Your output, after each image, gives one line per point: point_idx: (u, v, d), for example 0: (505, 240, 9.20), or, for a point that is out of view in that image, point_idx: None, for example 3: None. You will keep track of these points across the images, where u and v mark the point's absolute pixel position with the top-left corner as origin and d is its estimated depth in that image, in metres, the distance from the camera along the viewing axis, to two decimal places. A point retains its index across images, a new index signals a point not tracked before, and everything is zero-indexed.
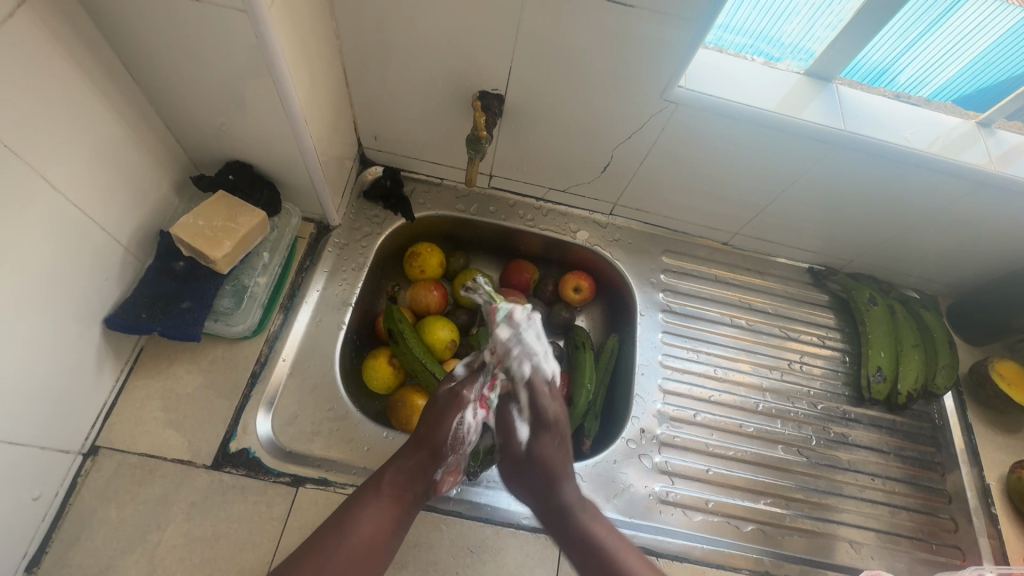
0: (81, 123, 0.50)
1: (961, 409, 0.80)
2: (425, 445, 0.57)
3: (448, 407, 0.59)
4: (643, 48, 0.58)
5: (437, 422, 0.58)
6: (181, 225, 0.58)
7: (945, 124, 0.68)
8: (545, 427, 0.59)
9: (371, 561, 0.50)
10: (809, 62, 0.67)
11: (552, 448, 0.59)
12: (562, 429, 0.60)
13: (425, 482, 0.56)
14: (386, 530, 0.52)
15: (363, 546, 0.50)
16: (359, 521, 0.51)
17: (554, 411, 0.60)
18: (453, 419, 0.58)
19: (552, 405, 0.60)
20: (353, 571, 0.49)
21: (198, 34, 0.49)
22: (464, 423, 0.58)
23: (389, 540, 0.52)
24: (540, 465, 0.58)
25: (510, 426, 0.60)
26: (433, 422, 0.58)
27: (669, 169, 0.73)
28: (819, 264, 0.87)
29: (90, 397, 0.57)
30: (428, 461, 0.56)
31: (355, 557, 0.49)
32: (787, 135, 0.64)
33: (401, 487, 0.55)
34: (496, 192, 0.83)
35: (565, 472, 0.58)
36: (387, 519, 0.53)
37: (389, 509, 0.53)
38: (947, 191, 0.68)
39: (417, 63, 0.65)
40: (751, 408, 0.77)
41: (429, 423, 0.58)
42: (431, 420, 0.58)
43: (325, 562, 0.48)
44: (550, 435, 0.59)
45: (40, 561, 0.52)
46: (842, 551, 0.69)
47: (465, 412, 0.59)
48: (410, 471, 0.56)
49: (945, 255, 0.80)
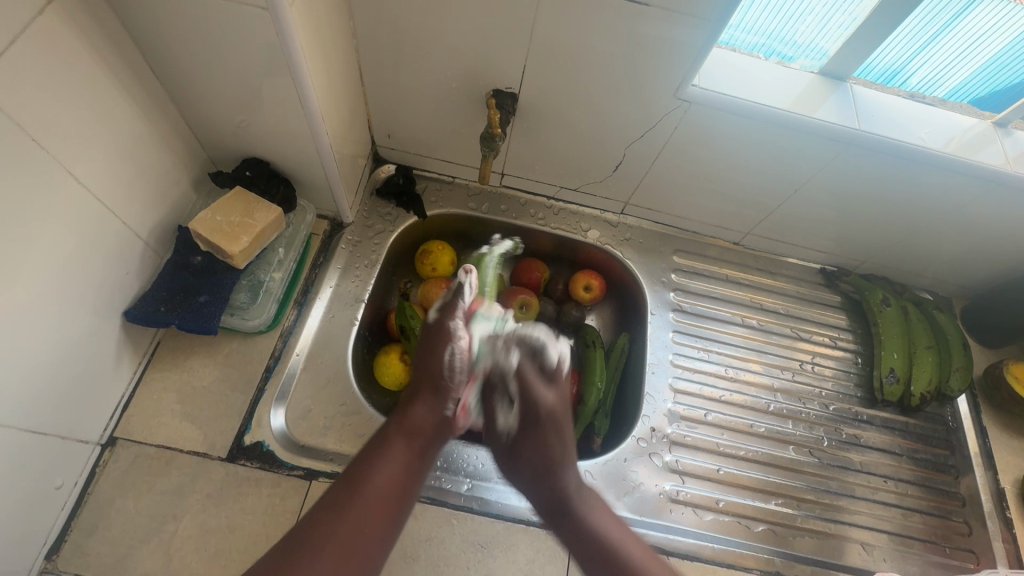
0: (102, 118, 0.51)
1: (975, 412, 0.79)
2: (426, 389, 0.53)
3: (436, 343, 0.56)
4: (657, 47, 0.58)
5: (430, 360, 0.55)
6: (200, 220, 0.59)
7: (961, 124, 0.68)
8: (536, 426, 0.52)
9: (388, 509, 0.44)
10: (823, 61, 0.67)
11: (523, 442, 0.53)
12: (552, 437, 0.52)
13: (434, 417, 0.52)
14: (409, 472, 0.47)
15: (387, 492, 0.45)
16: (377, 470, 0.46)
17: (553, 447, 0.52)
18: (443, 352, 0.55)
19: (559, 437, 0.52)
20: (383, 516, 0.43)
21: (219, 32, 0.49)
22: (457, 354, 0.55)
23: (408, 487, 0.46)
24: (537, 437, 0.52)
25: (491, 411, 0.55)
26: (426, 357, 0.55)
27: (682, 168, 0.73)
28: (831, 265, 0.87)
29: (109, 389, 0.58)
30: (429, 397, 0.53)
31: (382, 503, 0.44)
32: (800, 135, 0.64)
33: (411, 427, 0.50)
34: (507, 190, 0.83)
35: (562, 428, 0.53)
36: (402, 467, 0.47)
37: (402, 450, 0.48)
38: (962, 191, 0.68)
39: (432, 62, 0.65)
40: (762, 408, 0.76)
41: (422, 363, 0.55)
42: (424, 361, 0.55)
43: (341, 515, 0.42)
44: (545, 430, 0.52)
45: (59, 549, 0.53)
46: (854, 553, 0.69)
47: (455, 340, 0.56)
48: (412, 414, 0.51)
49: (960, 257, 0.79)
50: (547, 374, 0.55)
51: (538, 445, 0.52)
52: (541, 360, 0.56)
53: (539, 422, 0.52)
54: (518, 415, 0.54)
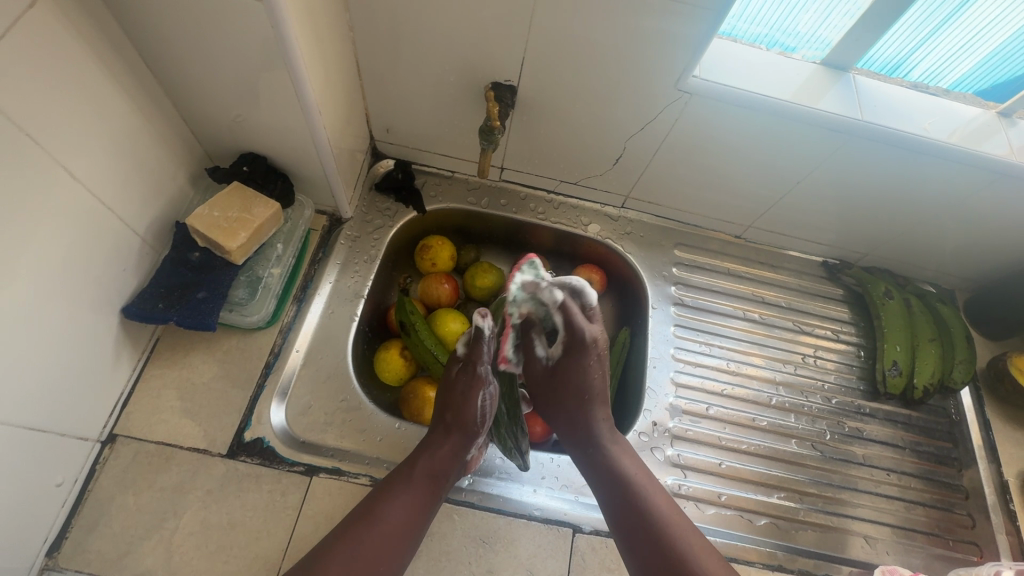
0: (98, 113, 0.50)
1: (979, 405, 0.78)
2: (453, 428, 0.57)
3: (469, 387, 0.59)
4: (657, 38, 0.57)
5: (460, 401, 0.58)
6: (197, 215, 0.59)
7: (965, 114, 0.67)
8: (580, 394, 0.60)
9: (405, 539, 0.51)
10: (826, 52, 0.66)
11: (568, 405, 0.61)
12: (595, 393, 0.60)
13: (454, 459, 0.56)
14: (419, 510, 0.52)
15: (397, 528, 0.50)
16: (390, 504, 0.51)
17: (594, 377, 0.60)
18: (473, 395, 0.59)
19: (598, 368, 0.60)
20: (393, 549, 0.49)
21: (214, 25, 0.49)
22: (487, 400, 0.60)
23: (422, 519, 0.52)
24: (580, 392, 0.60)
25: (529, 348, 0.62)
26: (456, 403, 0.58)
27: (683, 161, 0.73)
28: (833, 258, 0.86)
29: (108, 386, 0.57)
30: (456, 439, 0.57)
31: (392, 537, 0.50)
32: (802, 126, 0.63)
33: (433, 466, 0.55)
34: (507, 184, 0.83)
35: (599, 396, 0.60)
36: (420, 503, 0.53)
37: (421, 490, 0.53)
38: (966, 182, 0.67)
39: (430, 55, 0.64)
40: (764, 402, 0.76)
41: (452, 405, 0.58)
42: (450, 400, 0.59)
43: (360, 541, 0.48)
44: (589, 356, 0.59)
45: (60, 546, 0.53)
46: (856, 546, 0.68)
47: (485, 387, 0.59)
48: (433, 454, 0.56)
49: (963, 249, 0.78)
50: (588, 312, 0.61)
51: (584, 416, 0.60)
52: (583, 300, 0.60)
53: (583, 347, 0.59)
54: (560, 347, 0.61)
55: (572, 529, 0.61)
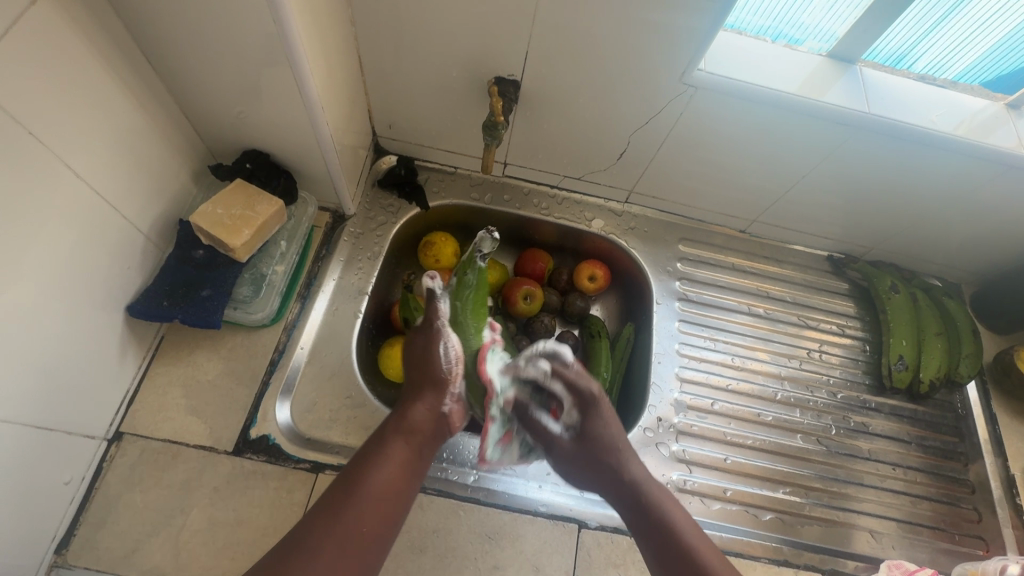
0: (100, 111, 0.50)
1: (985, 399, 0.78)
2: (423, 386, 0.56)
3: (426, 342, 0.59)
4: (662, 31, 0.56)
5: (425, 356, 0.58)
6: (200, 213, 0.58)
7: (972, 106, 0.66)
8: (607, 447, 0.57)
9: (392, 499, 0.48)
10: (831, 44, 0.66)
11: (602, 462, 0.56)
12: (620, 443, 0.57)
13: (432, 415, 0.55)
14: (403, 469, 0.50)
15: (383, 490, 0.48)
16: (374, 468, 0.49)
17: (609, 429, 0.58)
18: (437, 349, 0.58)
19: (613, 420, 0.59)
20: (380, 513, 0.47)
21: (216, 22, 0.48)
22: (450, 349, 0.58)
23: (408, 478, 0.50)
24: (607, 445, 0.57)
25: (542, 428, 0.59)
26: (420, 360, 0.58)
27: (687, 155, 0.72)
28: (838, 252, 0.86)
29: (114, 384, 0.58)
30: (428, 393, 0.56)
31: (378, 502, 0.47)
32: (809, 119, 0.63)
33: (409, 428, 0.53)
34: (510, 180, 0.83)
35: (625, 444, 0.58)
36: (402, 463, 0.50)
37: (402, 449, 0.51)
38: (974, 175, 0.66)
39: (433, 50, 0.64)
40: (769, 397, 0.76)
41: (416, 366, 0.58)
42: (417, 360, 0.58)
43: (344, 511, 0.45)
44: (600, 408, 0.58)
45: (68, 543, 0.53)
46: (862, 541, 0.68)
47: (445, 338, 0.59)
48: (410, 412, 0.54)
49: (970, 242, 0.78)
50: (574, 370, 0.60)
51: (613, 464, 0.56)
52: (563, 360, 0.60)
53: (593, 402, 0.58)
54: (573, 415, 0.59)
55: (577, 525, 0.61)
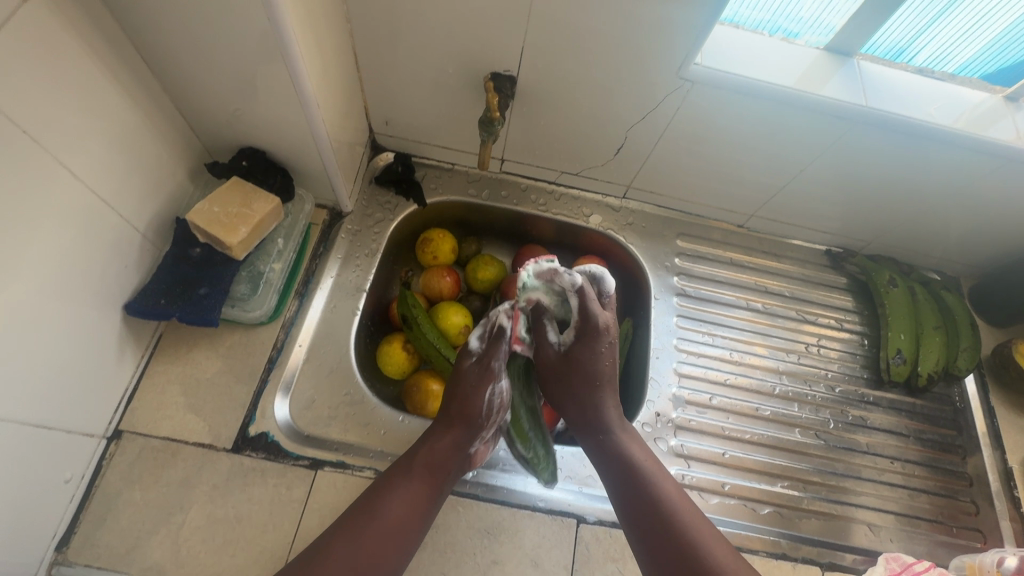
0: (95, 109, 0.50)
1: (983, 392, 0.78)
2: (457, 420, 0.57)
3: (476, 378, 0.59)
4: (658, 25, 0.56)
5: (470, 394, 0.58)
6: (197, 211, 0.58)
7: (970, 99, 0.66)
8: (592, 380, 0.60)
9: (406, 533, 0.51)
10: (829, 37, 0.65)
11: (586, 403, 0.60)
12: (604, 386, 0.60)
13: (459, 453, 0.57)
14: (422, 504, 0.53)
15: (401, 518, 0.51)
16: (394, 495, 0.52)
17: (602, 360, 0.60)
18: (484, 390, 0.59)
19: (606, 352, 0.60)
20: (393, 544, 0.50)
21: (210, 19, 0.48)
22: (495, 395, 0.59)
23: (424, 514, 0.53)
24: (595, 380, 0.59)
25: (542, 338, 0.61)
26: (464, 395, 0.58)
27: (685, 150, 0.72)
28: (837, 247, 0.86)
29: (112, 382, 0.58)
30: (461, 432, 0.57)
31: (393, 528, 0.50)
32: (806, 113, 0.63)
33: (435, 460, 0.55)
34: (508, 176, 0.82)
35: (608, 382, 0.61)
36: (420, 497, 0.53)
37: (421, 484, 0.53)
38: (972, 168, 0.66)
39: (429, 46, 0.64)
40: (767, 391, 0.76)
41: (459, 399, 0.58)
42: (461, 395, 0.58)
43: (359, 533, 0.49)
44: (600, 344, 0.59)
45: (69, 541, 0.53)
46: (860, 534, 0.69)
47: (496, 382, 0.59)
48: (441, 448, 0.56)
49: (969, 235, 0.78)
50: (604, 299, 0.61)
51: (595, 404, 0.60)
52: (599, 286, 0.60)
53: (595, 334, 0.59)
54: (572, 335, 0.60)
55: (576, 519, 0.61)
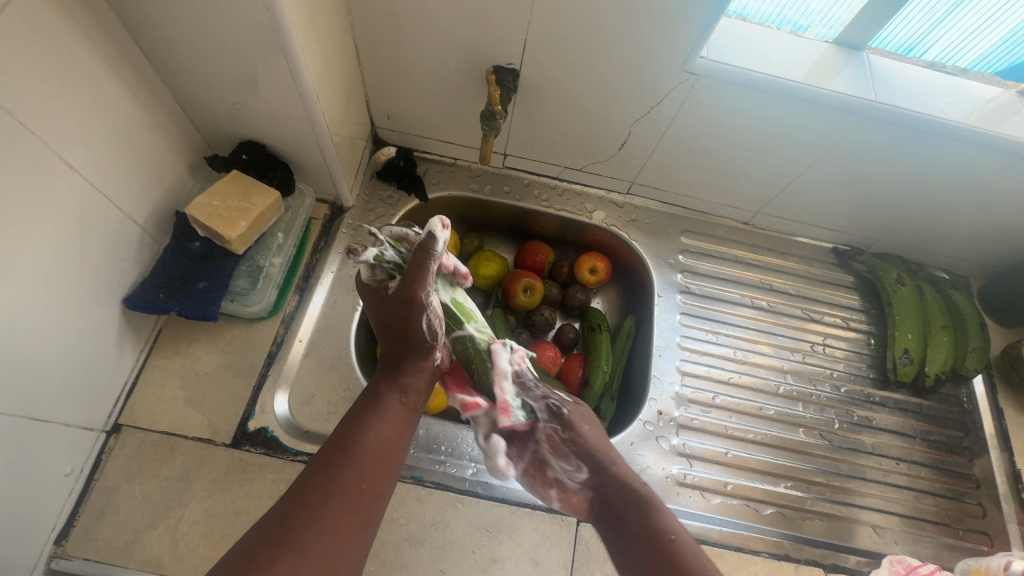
0: (95, 102, 0.49)
1: (992, 393, 0.77)
2: (403, 349, 0.52)
3: (405, 309, 0.52)
4: (664, 17, 0.55)
5: (401, 321, 0.52)
6: (196, 205, 0.58)
7: (983, 94, 0.65)
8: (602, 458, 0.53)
9: (392, 459, 0.46)
10: (838, 30, 0.64)
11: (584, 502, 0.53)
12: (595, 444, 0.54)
13: (421, 376, 0.52)
14: (401, 428, 0.48)
15: (384, 445, 0.46)
16: (371, 428, 0.46)
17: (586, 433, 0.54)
18: (419, 318, 0.52)
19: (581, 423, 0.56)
20: (377, 471, 0.44)
21: (209, 10, 0.48)
22: (432, 318, 0.52)
23: (404, 436, 0.48)
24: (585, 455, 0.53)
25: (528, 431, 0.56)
26: (398, 324, 0.52)
27: (690, 146, 0.71)
28: (844, 244, 0.85)
29: (112, 376, 0.58)
30: (411, 353, 0.52)
31: (379, 457, 0.45)
32: (814, 107, 0.61)
33: (401, 387, 0.50)
34: (510, 171, 0.82)
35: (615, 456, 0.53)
36: (397, 422, 0.48)
37: (395, 410, 0.48)
38: (984, 164, 0.65)
39: (431, 39, 0.63)
40: (771, 391, 0.75)
41: (392, 328, 0.53)
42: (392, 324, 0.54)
43: (340, 474, 0.42)
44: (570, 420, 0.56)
45: (68, 534, 0.53)
46: (863, 535, 0.68)
47: (428, 308, 0.52)
48: (400, 374, 0.51)
49: (978, 234, 0.76)
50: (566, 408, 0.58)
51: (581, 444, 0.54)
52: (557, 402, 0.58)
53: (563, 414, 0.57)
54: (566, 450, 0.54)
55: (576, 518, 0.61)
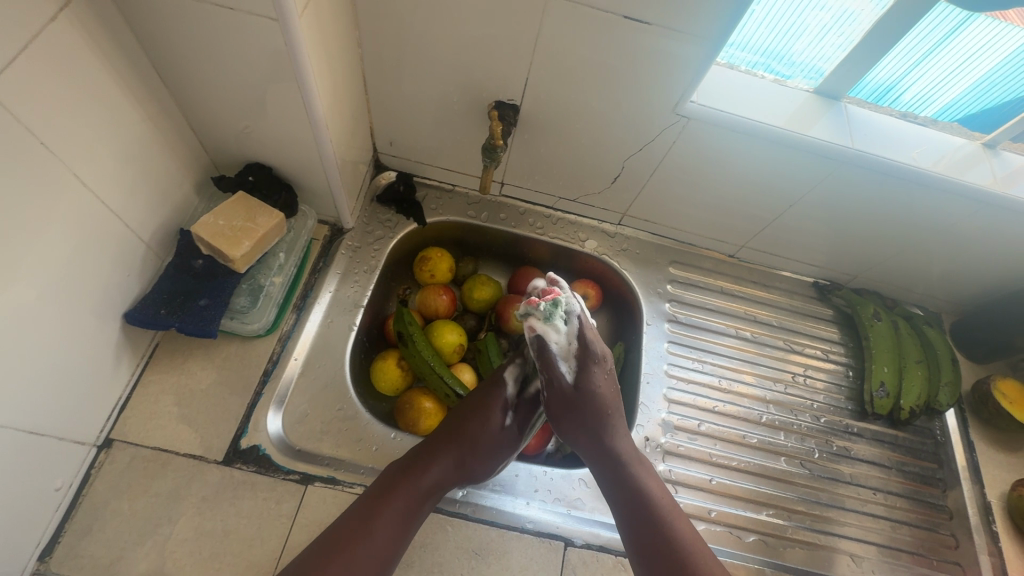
0: (110, 121, 0.51)
1: (963, 426, 0.80)
2: (460, 445, 0.60)
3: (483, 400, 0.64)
4: (657, 63, 0.59)
5: (477, 426, 0.61)
6: (202, 223, 0.59)
7: (951, 144, 0.69)
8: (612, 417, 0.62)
9: (390, 554, 0.52)
10: (819, 80, 0.69)
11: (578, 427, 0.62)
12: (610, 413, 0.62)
13: (452, 473, 0.59)
14: (411, 520, 0.55)
15: (392, 536, 0.53)
16: (390, 513, 0.53)
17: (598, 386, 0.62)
18: (492, 420, 0.62)
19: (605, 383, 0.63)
20: (377, 561, 0.51)
21: (228, 40, 0.50)
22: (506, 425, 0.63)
23: (408, 532, 0.55)
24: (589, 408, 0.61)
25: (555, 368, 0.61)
26: (475, 418, 0.62)
27: (679, 181, 0.74)
28: (824, 279, 0.88)
29: (107, 390, 0.58)
30: (465, 455, 0.60)
31: (383, 547, 0.52)
32: (796, 152, 0.65)
33: (429, 481, 0.57)
34: (507, 199, 0.84)
35: (614, 411, 0.63)
36: (409, 516, 0.55)
37: (415, 502, 0.55)
38: (951, 209, 0.69)
39: (437, 72, 0.66)
40: (754, 419, 0.77)
41: (472, 423, 0.61)
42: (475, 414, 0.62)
43: (346, 557, 0.49)
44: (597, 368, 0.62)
45: (52, 551, 0.52)
46: (842, 564, 0.69)
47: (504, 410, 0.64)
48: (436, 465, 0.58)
49: (949, 273, 0.81)
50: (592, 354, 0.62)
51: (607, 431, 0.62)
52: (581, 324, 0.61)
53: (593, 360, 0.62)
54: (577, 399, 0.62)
55: (563, 542, 0.62)
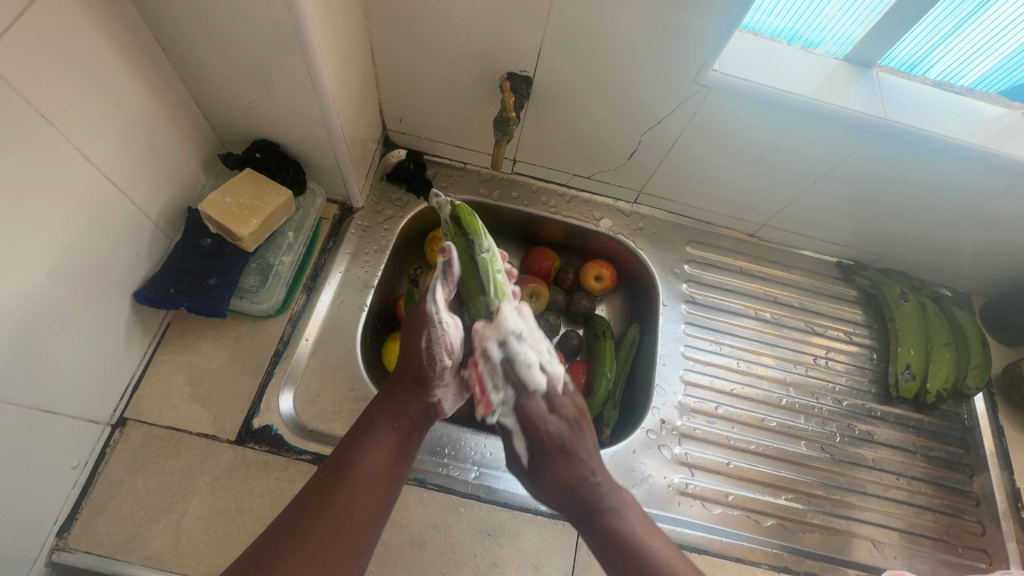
0: (114, 97, 0.50)
1: (992, 411, 0.77)
2: (409, 374, 0.55)
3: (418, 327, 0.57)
4: (679, 30, 0.56)
5: (412, 345, 0.56)
6: (209, 201, 0.59)
7: (990, 113, 0.65)
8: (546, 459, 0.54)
9: (381, 490, 0.49)
10: (848, 47, 0.65)
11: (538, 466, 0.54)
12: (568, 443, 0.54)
13: (418, 405, 0.55)
14: (392, 460, 0.51)
15: (372, 477, 0.49)
16: (360, 457, 0.49)
17: (555, 429, 0.54)
18: (423, 337, 0.56)
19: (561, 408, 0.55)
20: (366, 503, 0.47)
21: (231, 11, 0.48)
22: (438, 340, 0.55)
23: (396, 467, 0.51)
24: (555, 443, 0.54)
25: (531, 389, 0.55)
26: (409, 347, 0.56)
27: (699, 157, 0.71)
28: (847, 259, 0.85)
29: (119, 370, 0.58)
30: (415, 383, 0.55)
31: (368, 490, 0.48)
32: (823, 123, 0.62)
33: (397, 416, 0.53)
34: (519, 177, 0.82)
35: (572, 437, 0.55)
36: (389, 452, 0.51)
37: (390, 439, 0.51)
38: (988, 183, 0.66)
39: (447, 44, 0.64)
40: (773, 403, 0.75)
41: (406, 352, 0.56)
42: (407, 350, 0.56)
43: (329, 503, 0.46)
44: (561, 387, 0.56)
45: (70, 527, 0.53)
46: (862, 549, 0.68)
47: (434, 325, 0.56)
48: (399, 402, 0.54)
49: (981, 253, 0.77)
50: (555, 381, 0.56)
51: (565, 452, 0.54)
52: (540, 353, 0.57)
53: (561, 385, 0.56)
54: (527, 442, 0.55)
55: None
